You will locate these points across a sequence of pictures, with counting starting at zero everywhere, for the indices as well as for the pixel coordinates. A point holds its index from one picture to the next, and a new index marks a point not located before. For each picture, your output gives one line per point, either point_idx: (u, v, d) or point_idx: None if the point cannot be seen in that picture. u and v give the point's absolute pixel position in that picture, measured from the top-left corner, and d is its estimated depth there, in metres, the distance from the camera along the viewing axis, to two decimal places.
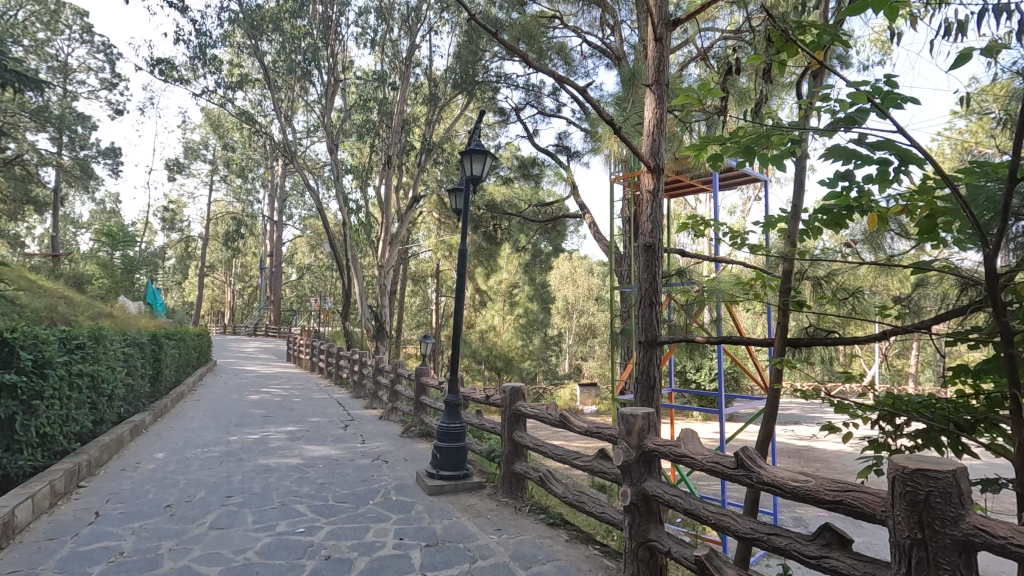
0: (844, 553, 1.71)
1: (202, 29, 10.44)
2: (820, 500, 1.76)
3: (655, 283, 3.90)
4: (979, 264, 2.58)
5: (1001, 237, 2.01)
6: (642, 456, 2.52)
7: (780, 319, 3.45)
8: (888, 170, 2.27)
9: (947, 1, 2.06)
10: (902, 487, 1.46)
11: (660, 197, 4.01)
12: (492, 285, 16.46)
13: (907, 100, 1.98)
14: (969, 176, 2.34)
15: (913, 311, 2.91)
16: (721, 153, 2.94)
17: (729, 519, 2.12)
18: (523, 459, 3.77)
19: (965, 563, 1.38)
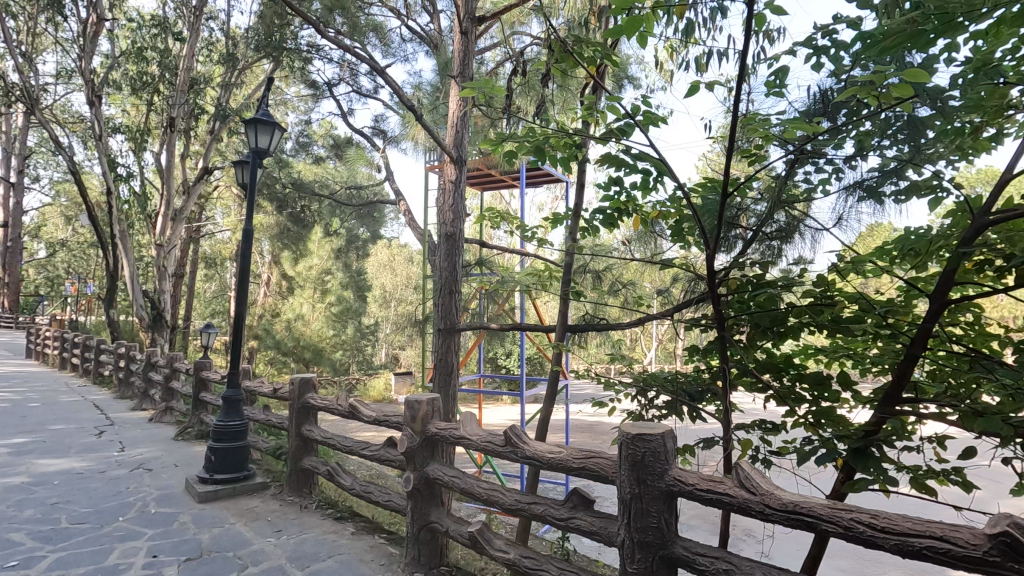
0: (586, 512, 1.94)
1: None
2: (569, 467, 1.97)
3: (455, 272, 4.01)
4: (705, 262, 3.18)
5: (719, 240, 2.48)
6: (424, 441, 2.57)
7: (562, 307, 3.83)
8: (649, 179, 2.63)
9: (695, 41, 2.45)
10: (626, 450, 1.70)
11: (463, 188, 4.12)
12: (301, 271, 15.32)
13: (660, 120, 2.30)
14: (703, 189, 2.84)
15: (665, 302, 3.45)
16: (515, 150, 3.10)
17: (498, 493, 2.26)
18: (313, 454, 3.59)
19: (667, 508, 1.66)
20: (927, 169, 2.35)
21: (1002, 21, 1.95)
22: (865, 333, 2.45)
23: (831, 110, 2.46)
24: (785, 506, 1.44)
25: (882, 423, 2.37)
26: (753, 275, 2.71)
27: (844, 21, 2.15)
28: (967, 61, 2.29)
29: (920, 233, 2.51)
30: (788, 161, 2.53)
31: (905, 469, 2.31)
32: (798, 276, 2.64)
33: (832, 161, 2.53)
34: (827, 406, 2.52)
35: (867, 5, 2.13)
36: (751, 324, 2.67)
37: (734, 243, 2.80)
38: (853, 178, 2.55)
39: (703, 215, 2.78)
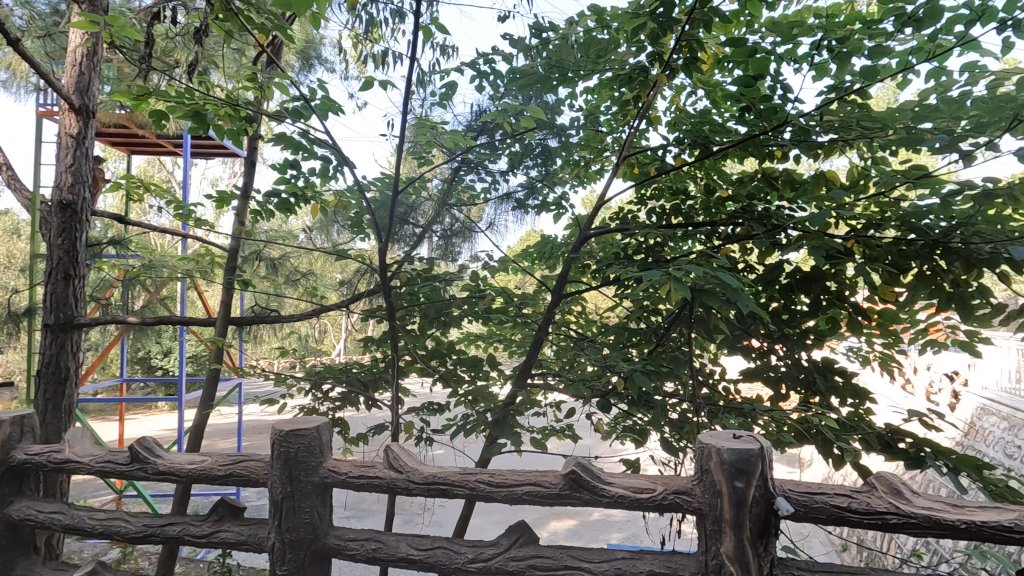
0: (234, 522, 1.78)
1: None
2: (213, 477, 1.77)
3: (76, 252, 3.16)
4: (375, 252, 3.28)
5: (390, 235, 2.58)
6: (8, 472, 1.97)
7: (226, 298, 3.42)
8: (328, 167, 2.54)
9: (378, 37, 2.46)
10: (278, 449, 1.62)
11: (89, 146, 3.24)
12: None
13: (337, 109, 2.22)
14: (379, 185, 2.92)
15: (342, 294, 3.45)
16: (165, 111, 2.58)
17: (120, 522, 1.88)
18: None
19: (321, 501, 1.65)
20: (555, 190, 2.96)
21: (601, 84, 2.57)
22: (509, 321, 2.93)
23: (488, 128, 2.83)
24: (426, 479, 1.59)
25: (517, 395, 2.87)
26: (422, 269, 2.94)
27: (500, 54, 2.49)
28: (582, 109, 2.96)
29: (551, 241, 3.16)
30: (455, 168, 2.82)
31: (532, 431, 2.85)
32: (460, 272, 2.98)
33: (490, 173, 2.93)
34: (481, 385, 2.91)
35: (517, 45, 2.52)
36: (420, 315, 2.90)
37: (407, 239, 2.97)
38: (505, 190, 3.01)
39: (377, 210, 2.87)
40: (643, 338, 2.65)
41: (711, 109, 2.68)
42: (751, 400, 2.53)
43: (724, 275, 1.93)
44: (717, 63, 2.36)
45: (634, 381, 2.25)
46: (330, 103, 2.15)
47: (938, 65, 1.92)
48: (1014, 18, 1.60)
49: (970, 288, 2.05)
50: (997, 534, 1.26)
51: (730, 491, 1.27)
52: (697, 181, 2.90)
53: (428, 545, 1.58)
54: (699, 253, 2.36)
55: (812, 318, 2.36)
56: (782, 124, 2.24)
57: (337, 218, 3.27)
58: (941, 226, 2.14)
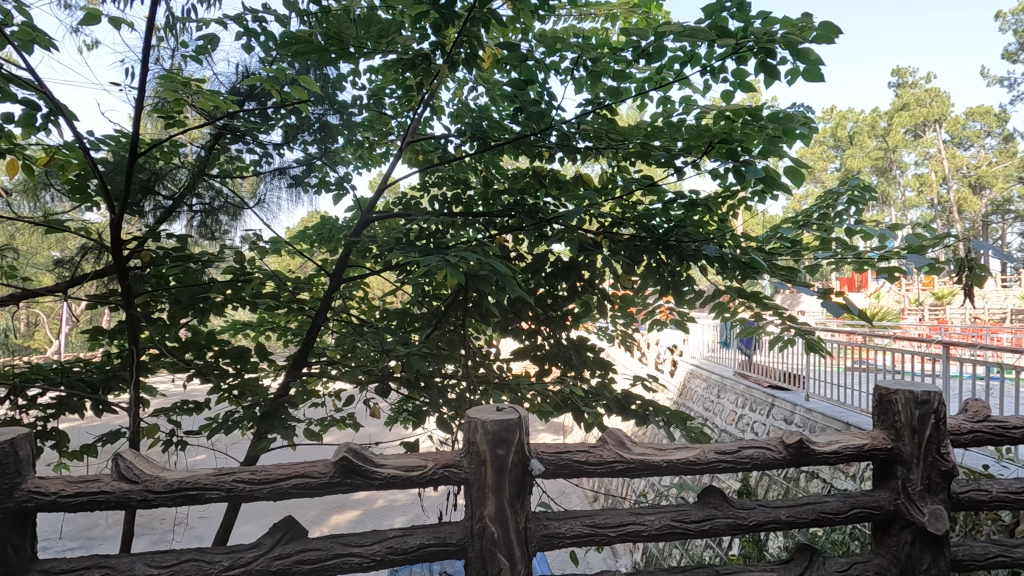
0: None
1: None
2: None
3: None
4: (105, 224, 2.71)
5: (126, 206, 2.16)
6: None
7: None
8: (34, 115, 2.00)
9: None
10: None
11: None
12: None
13: (47, 44, 1.75)
14: (112, 145, 2.41)
15: (59, 274, 2.78)
16: None
17: None
18: None
19: (18, 532, 1.33)
20: (337, 169, 2.83)
21: (385, 65, 2.51)
22: (282, 306, 2.71)
23: (257, 94, 2.55)
24: (170, 487, 1.38)
25: (290, 386, 2.68)
26: (172, 248, 2.53)
27: (272, 14, 2.26)
28: (365, 88, 2.87)
29: (332, 223, 3.02)
30: (217, 134, 2.49)
31: (309, 422, 2.69)
32: (222, 252, 2.65)
33: (261, 145, 2.66)
34: (248, 378, 2.64)
35: (292, 8, 2.32)
36: (170, 301, 2.50)
37: (152, 212, 2.52)
38: (279, 164, 2.76)
39: (108, 175, 2.37)
40: (424, 323, 2.74)
41: (490, 106, 2.84)
42: (521, 376, 2.79)
43: (495, 263, 2.06)
44: (495, 61, 2.51)
45: (412, 365, 2.30)
46: (36, 33, 1.68)
47: (662, 94, 2.34)
48: (710, 66, 2.04)
49: (681, 277, 2.57)
50: (686, 467, 1.61)
51: (492, 458, 1.39)
52: (477, 173, 3.06)
53: (172, 561, 1.38)
54: (476, 242, 2.49)
55: (571, 301, 2.70)
56: (548, 128, 2.48)
57: (51, 180, 2.60)
58: (664, 227, 2.61)
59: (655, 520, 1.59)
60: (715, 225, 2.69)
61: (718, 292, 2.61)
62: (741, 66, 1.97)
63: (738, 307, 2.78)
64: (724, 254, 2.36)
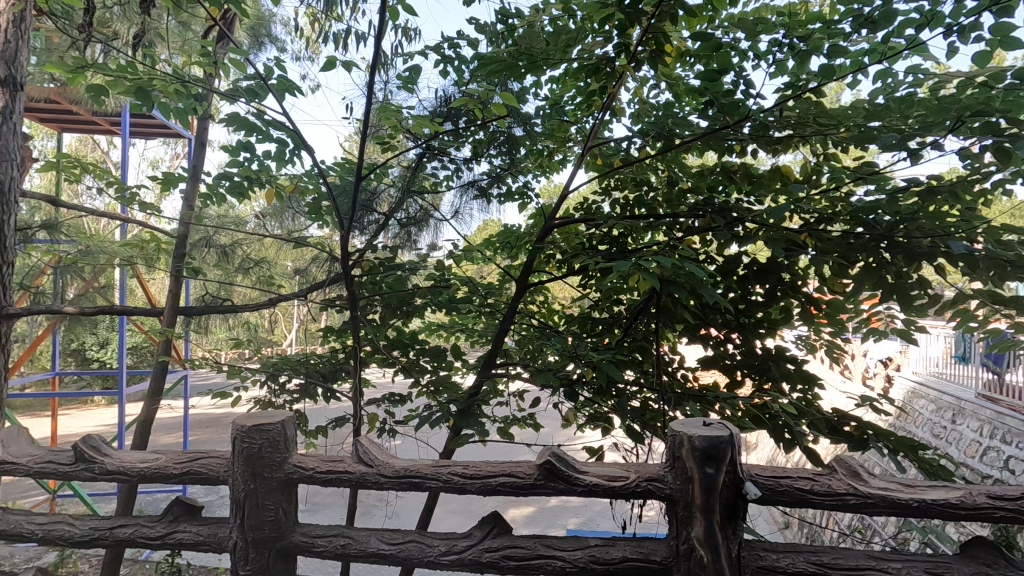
0: (191, 522, 1.66)
1: None
2: (167, 475, 1.65)
3: (3, 237, 2.89)
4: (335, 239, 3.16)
5: (351, 223, 2.50)
6: None
7: (174, 286, 3.22)
8: (284, 150, 2.42)
9: (335, 11, 2.35)
10: (240, 444, 1.53)
11: (18, 122, 2.97)
12: None
13: (296, 92, 2.11)
14: (340, 170, 2.81)
15: (303, 281, 3.32)
16: (103, 86, 2.38)
17: (63, 526, 1.73)
18: None
19: (286, 498, 1.58)
20: (519, 179, 2.95)
21: (567, 72, 2.55)
22: (474, 310, 2.90)
23: (453, 115, 2.77)
24: (397, 473, 1.55)
25: (483, 384, 2.84)
26: (384, 258, 2.85)
27: (465, 39, 2.44)
28: (547, 98, 2.94)
29: (514, 230, 3.15)
30: (418, 154, 2.76)
31: (496, 420, 2.83)
32: (424, 261, 2.92)
33: (453, 160, 2.88)
34: (445, 374, 2.86)
35: (483, 30, 2.46)
36: (382, 304, 2.84)
37: (370, 226, 2.88)
38: (469, 178, 2.97)
39: (339, 196, 2.77)
40: (607, 328, 2.71)
41: (673, 102, 2.70)
42: (709, 386, 2.60)
43: (691, 266, 1.95)
44: (682, 54, 2.37)
45: (600, 369, 2.28)
46: (288, 83, 2.03)
47: (887, 67, 2.00)
48: (959, 25, 1.69)
49: (910, 280, 2.16)
50: (946, 510, 1.34)
51: (701, 477, 1.31)
52: (658, 173, 2.93)
53: (399, 539, 1.55)
54: (663, 244, 2.38)
55: (767, 308, 2.43)
56: (742, 119, 2.27)
57: (292, 203, 3.12)
58: (887, 220, 2.21)
59: (903, 569, 1.35)
60: (958, 215, 2.23)
61: (964, 296, 2.14)
62: (1004, 20, 1.59)
63: (991, 316, 2.25)
64: (975, 250, 1.93)
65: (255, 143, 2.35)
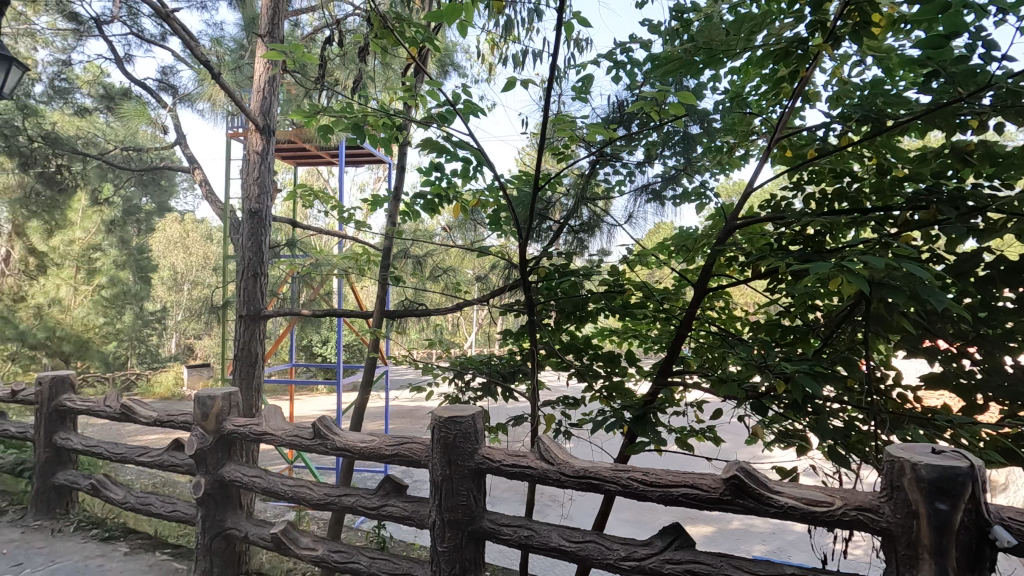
0: (399, 498, 1.90)
1: None
2: (381, 455, 1.91)
3: (261, 253, 3.62)
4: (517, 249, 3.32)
5: (529, 232, 2.62)
6: (220, 440, 2.24)
7: (380, 292, 3.69)
8: (468, 166, 2.64)
9: (512, 34, 2.51)
10: (438, 433, 1.71)
11: (272, 161, 3.70)
12: (57, 246, 12.78)
13: (479, 113, 2.30)
14: (517, 182, 2.96)
15: (485, 288, 3.55)
16: (330, 125, 2.86)
17: (305, 489, 2.09)
18: (72, 466, 2.90)
19: (477, 486, 1.72)
20: (696, 178, 2.80)
21: (750, 62, 2.37)
22: (648, 315, 2.82)
23: (626, 120, 2.76)
24: (577, 473, 1.59)
25: (658, 392, 2.75)
26: (559, 264, 2.94)
27: (638, 42, 2.41)
28: (726, 92, 2.77)
29: (690, 233, 3.00)
30: (591, 162, 2.80)
31: (672, 430, 2.71)
32: (597, 266, 2.94)
33: (626, 165, 2.86)
34: (618, 380, 2.84)
35: (655, 31, 2.41)
36: (557, 309, 2.91)
37: (545, 234, 2.99)
38: (642, 181, 2.92)
39: (518, 206, 2.92)
40: (801, 338, 2.43)
41: (883, 79, 2.34)
42: (937, 410, 2.18)
43: (911, 266, 1.67)
44: (894, 22, 2.05)
45: (794, 382, 2.06)
46: (472, 106, 2.23)
47: None
48: None
49: None
50: None
51: (929, 512, 1.16)
52: (864, 160, 2.56)
53: (579, 538, 1.59)
54: (872, 242, 2.08)
55: (1020, 317, 1.96)
56: (982, 89, 1.88)
57: (475, 216, 3.38)
58: None
59: None
60: None
61: None
62: None
63: None
64: None
65: (445, 163, 2.61)
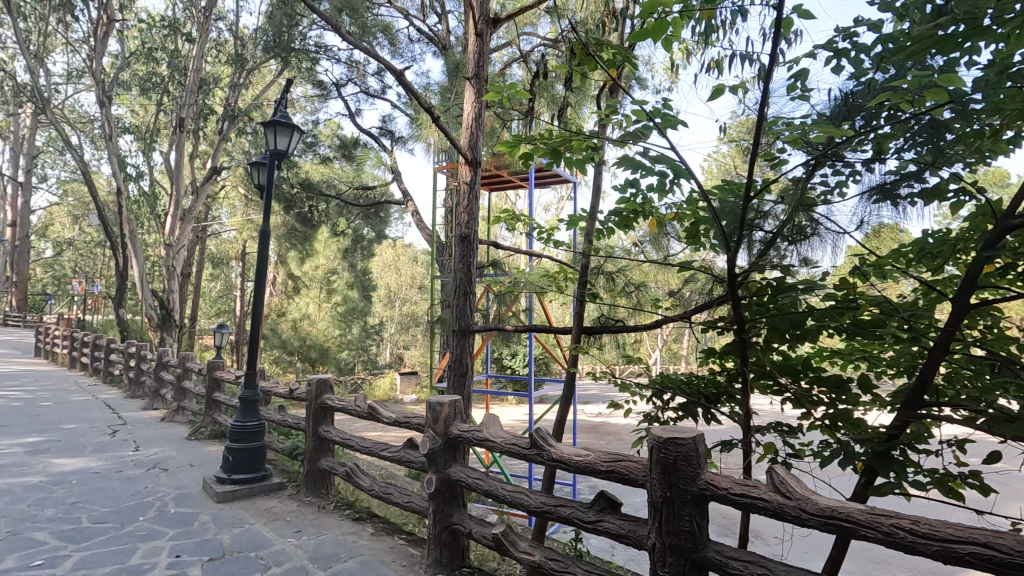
0: (614, 515, 1.91)
1: None
2: (597, 470, 1.94)
3: (470, 275, 3.93)
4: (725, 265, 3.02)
5: (739, 244, 2.42)
6: (447, 443, 2.50)
7: (578, 309, 3.72)
8: (665, 181, 2.57)
9: (714, 40, 2.41)
10: (658, 453, 1.69)
11: (477, 190, 4.05)
12: (307, 270, 15.85)
13: (681, 123, 2.23)
14: (722, 193, 2.73)
15: (682, 305, 3.29)
16: (531, 152, 3.04)
17: (523, 495, 2.22)
18: (330, 454, 3.50)
19: (699, 513, 1.67)
20: (944, 174, 2.13)
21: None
22: (890, 338, 2.33)
23: (856, 112, 2.32)
24: (823, 511, 1.44)
25: (905, 426, 2.26)
26: (774, 280, 2.58)
27: (866, 22, 2.08)
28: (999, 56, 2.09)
29: (947, 238, 2.35)
30: (807, 165, 2.41)
31: (928, 476, 2.15)
32: (821, 280, 2.51)
33: (850, 164, 2.38)
34: (846, 409, 2.39)
35: (890, 8, 2.09)
36: (768, 326, 2.51)
37: (753, 245, 2.72)
38: (873, 180, 2.39)
39: (723, 217, 2.66)
40: None
41: None
42: None
43: None
44: None
45: None
46: (673, 117, 2.17)
47: None
48: None
49: None
50: None
51: None
52: None
53: None
54: None
55: None
56: None
57: (672, 231, 3.28)
58: None
59: None
60: None
61: None
62: None
63: None
64: None
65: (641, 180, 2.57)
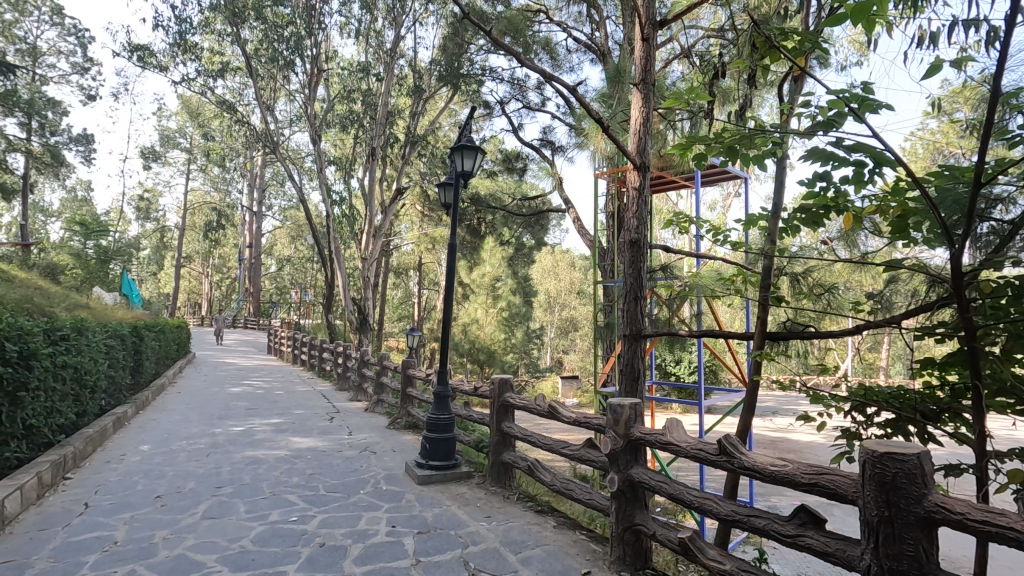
0: (818, 532, 1.81)
1: (214, 46, 11.11)
2: (797, 482, 1.86)
3: (640, 279, 3.92)
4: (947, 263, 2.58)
5: (966, 237, 2.05)
6: (629, 444, 2.55)
7: (760, 313, 3.45)
8: (862, 172, 2.31)
9: (924, 8, 2.13)
10: (872, 469, 1.58)
11: (646, 195, 4.03)
12: (476, 278, 16.98)
13: (883, 107, 2.00)
14: (938, 179, 2.35)
15: (884, 307, 2.93)
16: (705, 152, 2.94)
17: (711, 502, 2.19)
18: (511, 449, 3.76)
19: (927, 538, 1.52)
20: None
21: None
22: None
23: None
24: None
25: None
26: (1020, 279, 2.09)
27: None
28: None
29: None
30: None
31: None
32: None
33: None
34: None
35: None
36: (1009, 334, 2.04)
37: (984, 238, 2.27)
38: None
39: (941, 208, 2.28)
40: None
41: None
42: None
43: None
44: None
45: None
46: (873, 101, 1.97)
47: None
48: None
49: None
50: None
51: None
52: None
53: None
54: None
55: None
56: None
57: (871, 224, 2.94)
58: None
59: None
60: None
61: None
62: None
63: None
64: None
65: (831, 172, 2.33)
